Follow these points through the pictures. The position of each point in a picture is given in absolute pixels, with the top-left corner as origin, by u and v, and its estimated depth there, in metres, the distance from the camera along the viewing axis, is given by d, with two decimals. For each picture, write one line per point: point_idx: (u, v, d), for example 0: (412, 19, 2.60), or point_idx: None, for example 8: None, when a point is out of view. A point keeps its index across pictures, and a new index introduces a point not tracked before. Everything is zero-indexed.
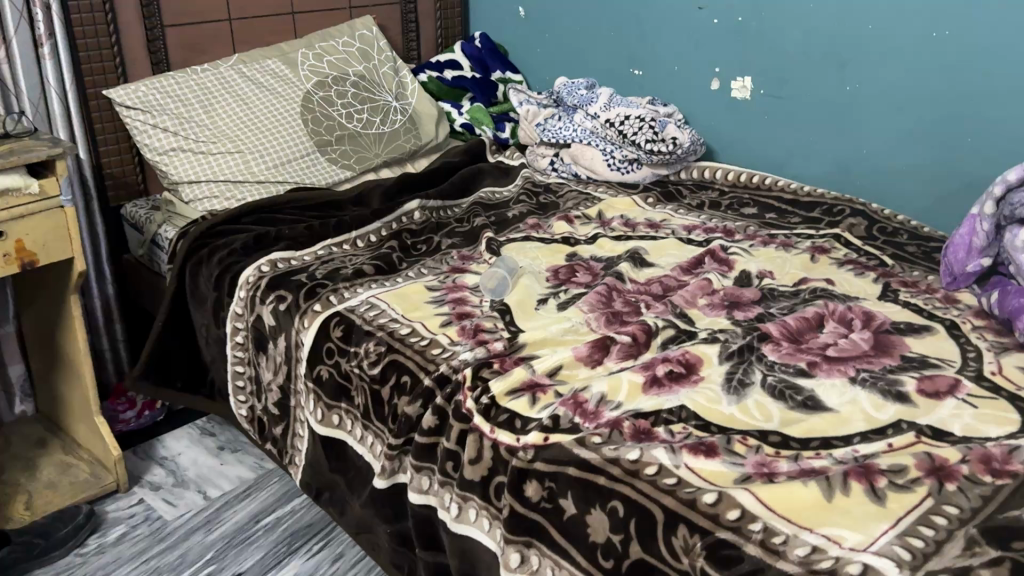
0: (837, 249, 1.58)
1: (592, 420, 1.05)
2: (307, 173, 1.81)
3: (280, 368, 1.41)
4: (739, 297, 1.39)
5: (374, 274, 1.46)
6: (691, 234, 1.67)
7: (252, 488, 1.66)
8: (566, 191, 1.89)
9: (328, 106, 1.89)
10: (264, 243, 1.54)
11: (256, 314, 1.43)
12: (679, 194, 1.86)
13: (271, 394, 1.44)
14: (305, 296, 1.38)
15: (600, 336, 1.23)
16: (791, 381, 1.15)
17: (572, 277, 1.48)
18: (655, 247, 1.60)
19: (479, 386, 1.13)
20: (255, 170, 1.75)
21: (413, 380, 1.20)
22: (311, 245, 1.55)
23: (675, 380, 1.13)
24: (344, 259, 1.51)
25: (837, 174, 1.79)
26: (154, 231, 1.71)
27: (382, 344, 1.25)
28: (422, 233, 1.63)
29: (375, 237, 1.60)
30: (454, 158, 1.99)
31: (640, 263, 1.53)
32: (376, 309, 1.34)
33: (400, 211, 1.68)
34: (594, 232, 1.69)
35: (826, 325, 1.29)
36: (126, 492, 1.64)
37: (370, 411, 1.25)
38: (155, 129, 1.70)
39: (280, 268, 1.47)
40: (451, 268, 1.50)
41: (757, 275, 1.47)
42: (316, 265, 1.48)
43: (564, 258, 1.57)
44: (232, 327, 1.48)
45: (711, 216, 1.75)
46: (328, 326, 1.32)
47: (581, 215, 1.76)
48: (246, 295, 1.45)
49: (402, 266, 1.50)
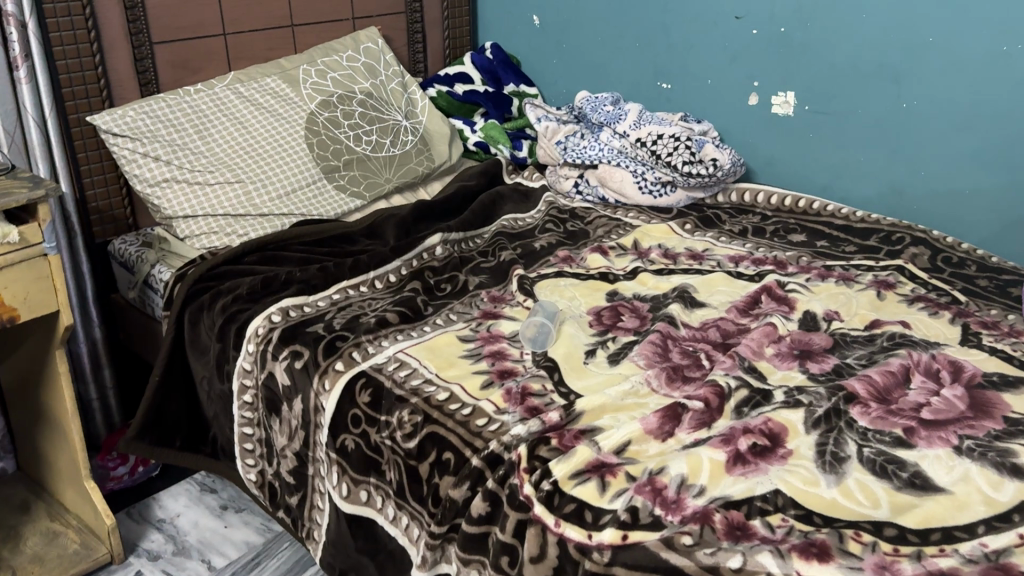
0: (902, 283, 1.45)
1: (676, 512, 0.91)
2: (314, 203, 1.64)
3: (296, 434, 1.25)
4: (808, 346, 1.26)
5: (399, 323, 1.30)
6: (741, 266, 1.53)
7: (261, 556, 1.50)
8: (594, 217, 1.74)
9: (334, 127, 1.73)
10: (272, 288, 1.38)
11: (268, 371, 1.27)
12: (718, 219, 1.72)
13: (285, 460, 1.29)
14: (324, 352, 1.22)
15: (667, 402, 1.09)
16: (889, 454, 1.02)
17: (618, 322, 1.33)
18: (704, 283, 1.46)
19: (537, 468, 0.98)
20: (257, 202, 1.58)
21: (457, 458, 1.04)
22: (325, 288, 1.39)
23: (761, 456, 1.00)
24: (364, 305, 1.35)
25: (890, 197, 1.66)
26: (147, 272, 1.54)
27: (418, 411, 1.10)
28: (445, 270, 1.47)
29: (395, 277, 1.44)
30: (470, 181, 1.83)
31: (691, 303, 1.39)
32: (407, 367, 1.18)
33: (420, 246, 1.52)
34: (632, 264, 1.54)
35: (913, 379, 1.17)
36: (121, 564, 1.47)
37: (405, 489, 1.09)
38: (145, 158, 1.53)
39: (292, 316, 1.31)
40: (483, 313, 1.35)
41: (823, 317, 1.34)
42: (333, 314, 1.32)
43: (605, 297, 1.42)
44: (240, 385, 1.32)
45: (758, 244, 1.62)
46: (352, 390, 1.16)
47: (616, 245, 1.61)
48: (256, 350, 1.29)
49: (428, 312, 1.35)
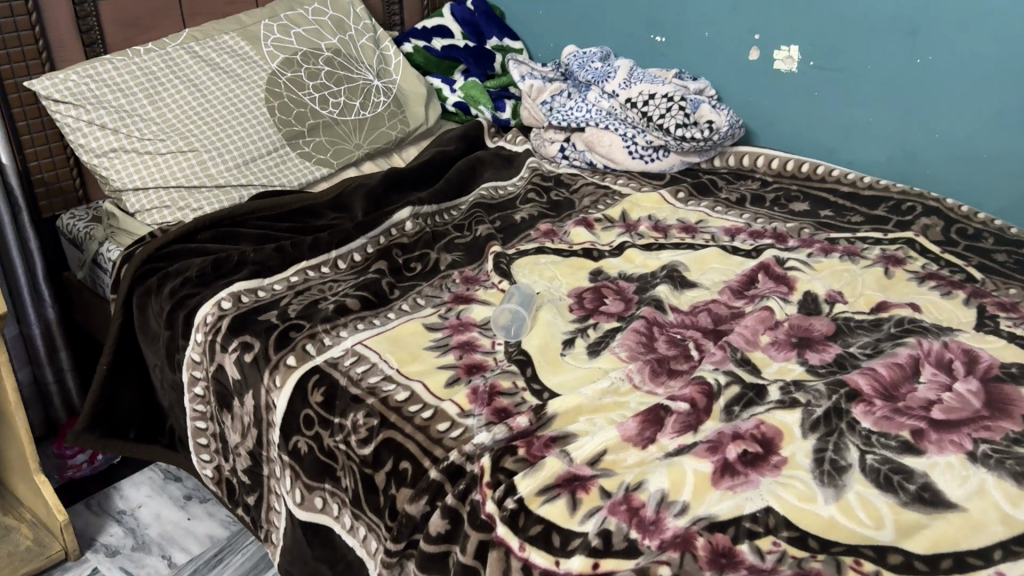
0: (912, 258, 1.33)
1: (653, 536, 0.81)
2: (275, 172, 1.52)
3: (249, 432, 1.15)
4: (808, 333, 1.15)
5: (360, 310, 1.19)
6: (738, 240, 1.41)
7: (225, 551, 1.41)
8: (580, 184, 1.62)
9: (298, 89, 1.60)
10: (224, 270, 1.27)
11: (218, 363, 1.17)
12: (714, 185, 1.59)
13: (239, 458, 1.19)
14: (275, 344, 1.12)
15: (649, 404, 0.98)
16: (896, 462, 0.92)
17: (600, 306, 1.22)
18: (696, 260, 1.34)
19: (501, 482, 0.88)
20: (213, 172, 1.46)
21: (415, 468, 0.94)
22: (282, 270, 1.27)
23: (751, 466, 0.90)
24: (324, 289, 1.24)
25: (900, 161, 1.53)
26: (95, 251, 1.43)
27: (374, 414, 0.99)
28: (416, 247, 1.36)
29: (360, 256, 1.33)
30: (448, 145, 1.71)
31: (681, 283, 1.27)
32: (365, 362, 1.08)
33: (388, 221, 1.40)
34: (619, 238, 1.42)
35: (922, 372, 1.06)
36: (77, 560, 1.39)
37: (361, 498, 0.99)
38: (91, 126, 1.41)
39: (244, 303, 1.21)
40: (454, 297, 1.23)
41: (826, 300, 1.22)
42: (289, 300, 1.22)
43: (588, 277, 1.30)
44: (190, 376, 1.22)
45: (756, 214, 1.50)
46: (304, 387, 1.06)
47: (602, 217, 1.49)
48: (204, 340, 1.19)
49: (393, 296, 1.23)
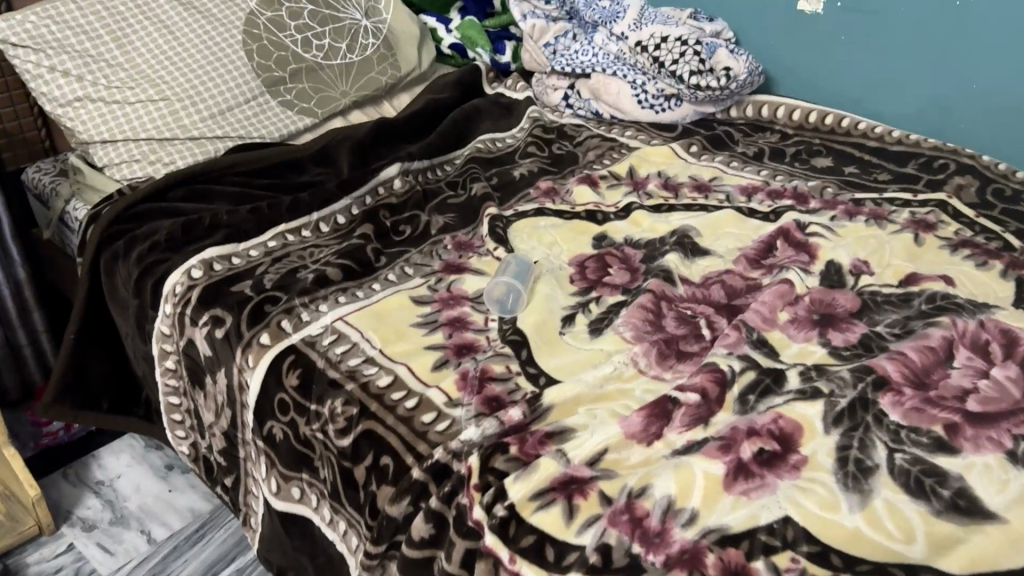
0: (944, 223, 1.23)
1: (659, 550, 0.73)
2: (254, 123, 1.40)
3: (223, 412, 1.07)
4: (831, 309, 1.05)
5: (341, 280, 1.09)
6: (755, 201, 1.30)
7: (207, 526, 1.35)
8: (585, 137, 1.50)
9: (278, 30, 1.48)
10: (196, 233, 1.17)
11: (188, 338, 1.08)
12: (729, 138, 1.48)
13: (214, 439, 1.11)
14: (248, 319, 1.03)
15: (657, 395, 0.89)
16: (928, 463, 0.83)
17: (604, 277, 1.12)
18: (708, 224, 1.23)
19: (490, 485, 0.79)
20: (185, 122, 1.34)
21: (397, 464, 0.85)
22: (258, 234, 1.18)
23: (768, 467, 0.81)
24: (304, 256, 1.15)
25: (932, 113, 1.41)
26: (61, 209, 1.34)
27: (353, 402, 0.90)
28: (405, 209, 1.26)
29: (344, 219, 1.23)
30: (443, 92, 1.58)
31: (692, 251, 1.17)
32: (345, 341, 0.98)
33: (375, 180, 1.29)
34: (625, 199, 1.31)
35: (957, 356, 0.96)
36: (52, 535, 1.32)
37: (340, 491, 0.91)
38: (53, 73, 1.29)
39: (216, 272, 1.11)
40: (445, 266, 1.14)
41: (850, 271, 1.12)
42: (265, 269, 1.12)
43: (591, 243, 1.20)
44: (160, 350, 1.13)
45: (775, 170, 1.38)
46: (278, 368, 0.97)
47: (607, 174, 1.38)
48: (173, 313, 1.10)
49: (379, 264, 1.14)
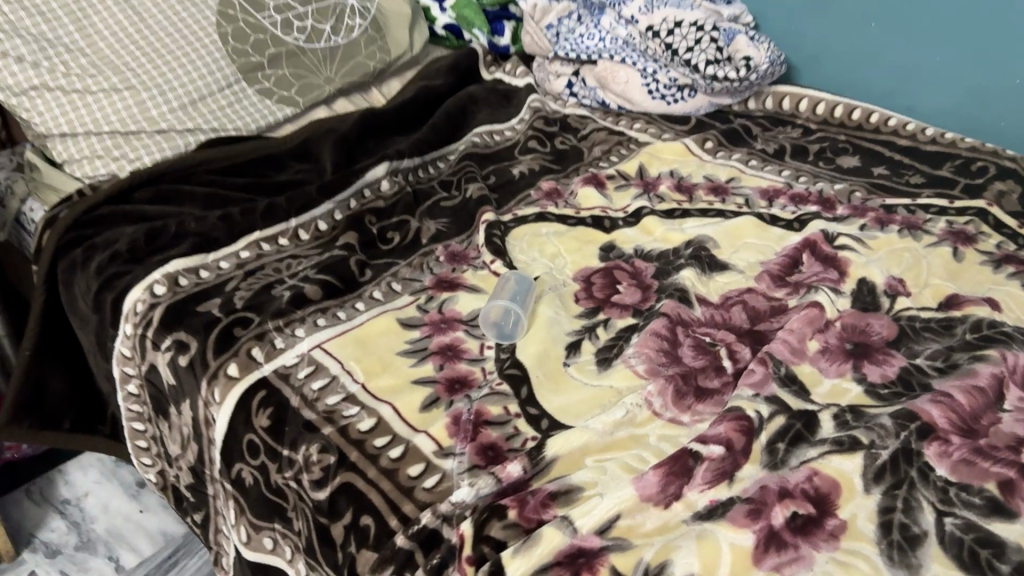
0: (985, 235, 1.12)
1: None
2: (228, 113, 1.29)
3: (190, 445, 0.96)
4: (865, 337, 0.95)
5: (321, 299, 0.98)
6: (777, 206, 1.19)
7: (180, 553, 1.25)
8: (591, 130, 1.39)
9: (256, 10, 1.33)
10: (160, 242, 1.07)
11: (150, 363, 0.98)
12: (747, 133, 1.36)
13: (181, 472, 1.01)
14: (215, 346, 0.92)
15: (677, 447, 0.78)
16: (984, 530, 0.73)
17: (613, 295, 1.01)
18: (727, 233, 1.12)
19: (486, 558, 0.68)
20: (153, 113, 1.22)
21: (378, 526, 0.74)
22: (229, 243, 1.07)
23: (803, 535, 0.71)
24: (281, 270, 1.04)
25: (967, 109, 1.29)
26: (17, 208, 1.24)
27: (330, 450, 0.80)
28: (393, 213, 1.14)
29: (326, 225, 1.11)
30: (436, 78, 1.46)
31: (709, 265, 1.06)
32: (323, 374, 0.88)
33: (360, 180, 1.17)
34: (635, 203, 1.20)
35: (1008, 397, 0.86)
36: (11, 562, 1.22)
37: (316, 547, 0.79)
38: (5, 59, 1.14)
39: (182, 289, 1.00)
40: (436, 281, 1.03)
41: (885, 291, 1.01)
42: (236, 284, 1.01)
43: (598, 254, 1.09)
44: (121, 374, 1.02)
45: (798, 170, 1.27)
46: (248, 405, 0.86)
47: (615, 173, 1.26)
48: (134, 334, 0.99)
49: (363, 279, 1.03)
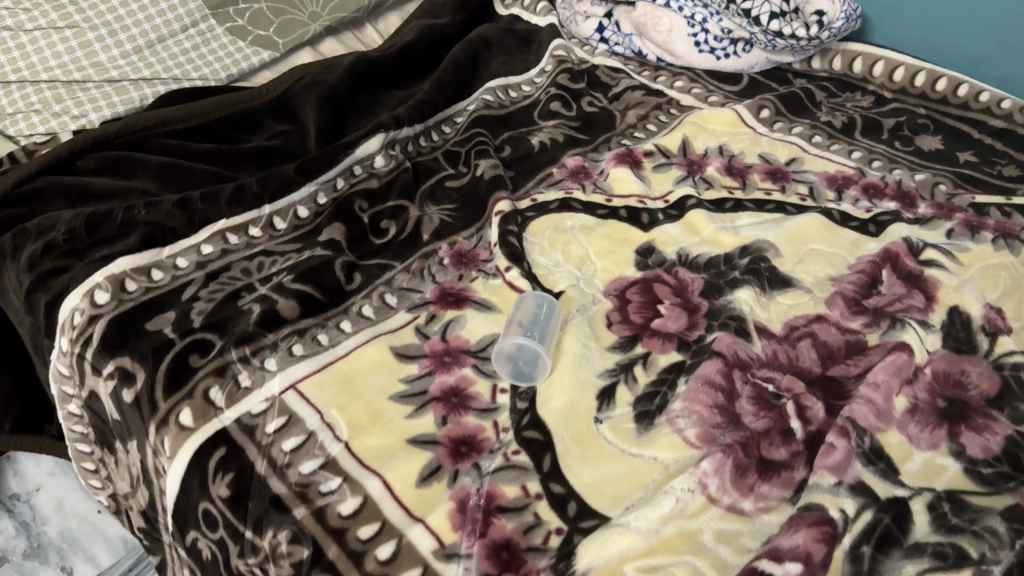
0: None
1: None
2: (192, 58, 1.08)
3: (140, 486, 0.80)
4: (961, 391, 0.77)
5: (298, 318, 0.80)
6: (847, 200, 1.00)
7: (142, 566, 1.10)
8: (624, 88, 1.18)
9: None
10: (105, 233, 0.88)
11: (90, 390, 0.81)
12: (810, 99, 1.16)
13: (134, 513, 0.85)
14: (165, 380, 0.75)
15: (744, 561, 0.63)
16: None
17: (654, 319, 0.84)
18: (790, 235, 0.94)
19: None
20: (101, 58, 1.03)
21: None
22: (188, 235, 0.88)
23: None
24: (250, 272, 0.86)
25: None
26: None
27: (303, 540, 0.64)
28: (388, 197, 0.95)
29: (308, 213, 0.92)
30: (441, 18, 1.24)
31: (769, 281, 0.88)
32: (296, 428, 0.71)
33: (349, 157, 0.98)
34: (678, 189, 1.01)
35: None
36: None
37: None
38: None
39: (128, 296, 0.82)
40: (439, 294, 0.84)
41: (983, 327, 0.83)
42: (196, 291, 0.83)
43: (634, 258, 0.91)
44: (59, 393, 0.85)
45: (871, 151, 1.08)
46: (204, 466, 0.70)
47: (654, 149, 1.06)
48: (71, 353, 0.81)
49: (349, 289, 0.85)
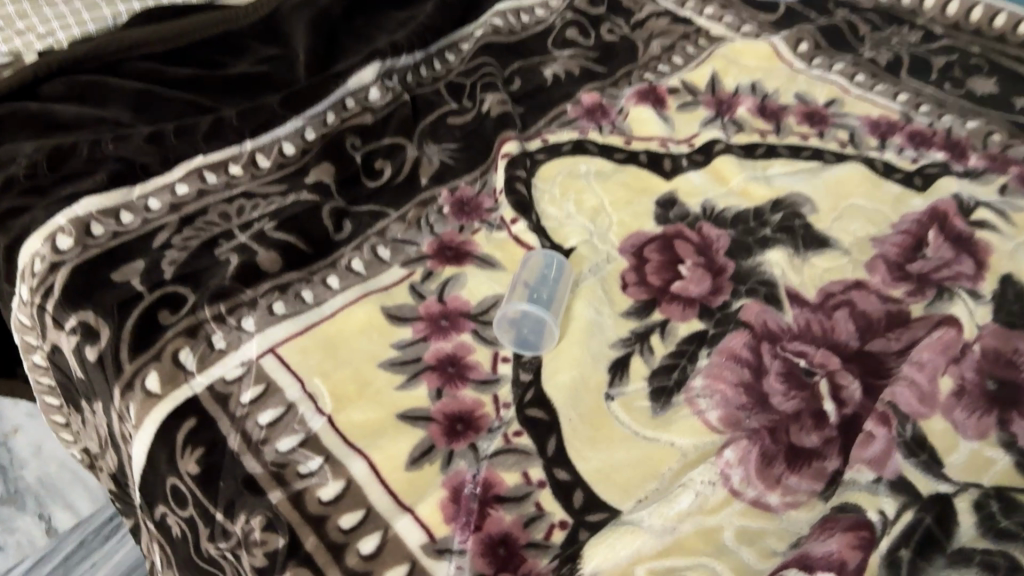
0: None
1: None
2: None
3: (108, 449, 0.74)
4: (1014, 373, 0.68)
5: (280, 271, 0.73)
6: (891, 148, 0.91)
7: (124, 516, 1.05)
8: (647, 15, 1.08)
9: None
10: (70, 169, 0.80)
11: (53, 344, 0.74)
12: (852, 33, 1.06)
13: (105, 475, 0.79)
14: (132, 340, 0.67)
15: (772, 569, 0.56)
16: None
17: (673, 281, 0.76)
18: (828, 187, 0.85)
19: None
20: None
21: None
22: (162, 172, 0.80)
23: None
24: (229, 216, 0.77)
25: None
26: None
27: (278, 527, 0.57)
28: (382, 134, 0.86)
29: (295, 151, 0.84)
30: None
31: (803, 240, 0.80)
32: (275, 398, 0.64)
33: (341, 90, 0.89)
34: (705, 132, 0.91)
35: None
36: None
37: None
38: None
39: (93, 241, 0.74)
40: (437, 248, 0.76)
41: None
42: (168, 238, 0.75)
43: (654, 211, 0.82)
44: (22, 345, 0.78)
45: (918, 94, 0.98)
46: (172, 440, 0.63)
47: (679, 85, 0.96)
48: (31, 303, 0.74)
49: (338, 239, 0.77)
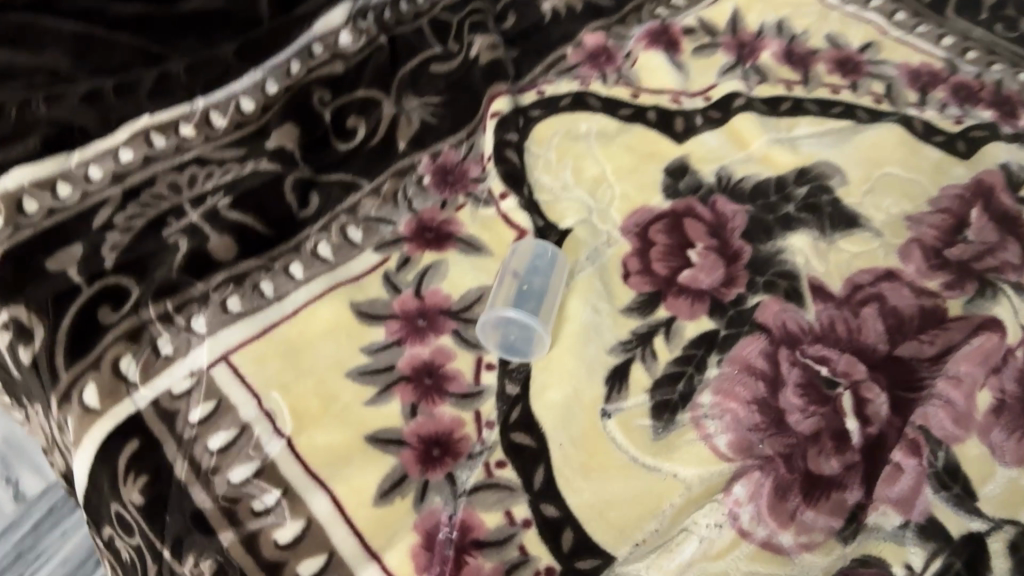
0: None
1: None
2: None
3: (56, 450, 0.67)
4: None
5: (236, 258, 0.64)
6: (932, 104, 0.80)
7: None
8: None
9: None
10: None
11: None
12: None
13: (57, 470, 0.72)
14: (68, 344, 0.59)
15: None
16: None
17: (681, 269, 0.67)
18: (861, 152, 0.75)
19: None
20: None
21: None
22: (104, 135, 0.70)
23: None
24: (179, 187, 0.68)
25: None
26: None
27: None
28: (354, 87, 0.75)
29: (254, 107, 0.73)
30: None
31: (830, 218, 0.70)
32: (228, 419, 0.56)
33: (305, 34, 0.78)
34: (723, 82, 0.81)
35: None
36: None
37: None
38: None
39: (25, 220, 0.65)
40: (415, 229, 0.68)
41: None
42: (111, 216, 0.66)
43: (663, 180, 0.73)
44: None
45: (964, 36, 0.87)
46: (113, 464, 0.55)
47: (695, 25, 0.85)
48: None
49: (303, 216, 0.67)
